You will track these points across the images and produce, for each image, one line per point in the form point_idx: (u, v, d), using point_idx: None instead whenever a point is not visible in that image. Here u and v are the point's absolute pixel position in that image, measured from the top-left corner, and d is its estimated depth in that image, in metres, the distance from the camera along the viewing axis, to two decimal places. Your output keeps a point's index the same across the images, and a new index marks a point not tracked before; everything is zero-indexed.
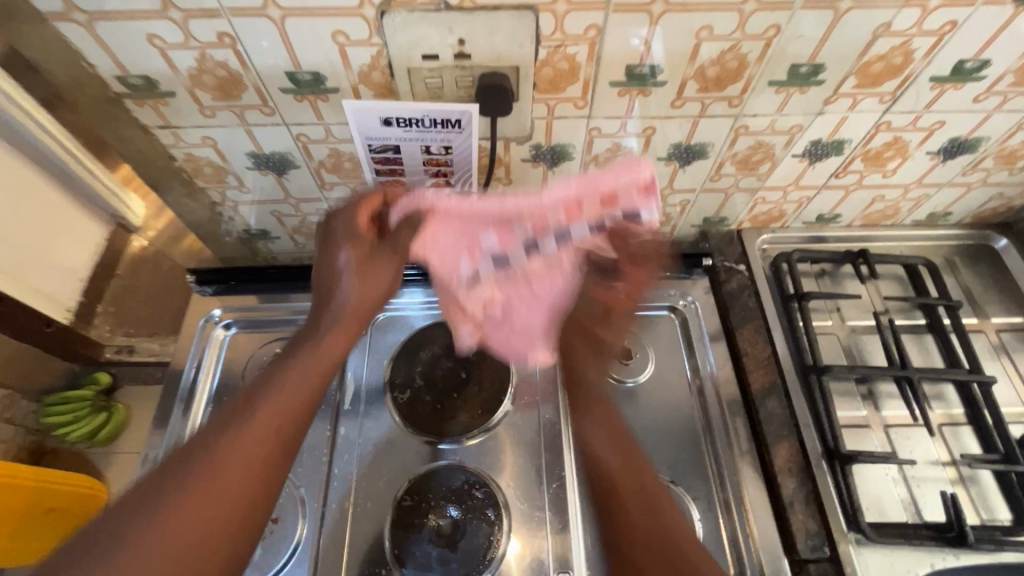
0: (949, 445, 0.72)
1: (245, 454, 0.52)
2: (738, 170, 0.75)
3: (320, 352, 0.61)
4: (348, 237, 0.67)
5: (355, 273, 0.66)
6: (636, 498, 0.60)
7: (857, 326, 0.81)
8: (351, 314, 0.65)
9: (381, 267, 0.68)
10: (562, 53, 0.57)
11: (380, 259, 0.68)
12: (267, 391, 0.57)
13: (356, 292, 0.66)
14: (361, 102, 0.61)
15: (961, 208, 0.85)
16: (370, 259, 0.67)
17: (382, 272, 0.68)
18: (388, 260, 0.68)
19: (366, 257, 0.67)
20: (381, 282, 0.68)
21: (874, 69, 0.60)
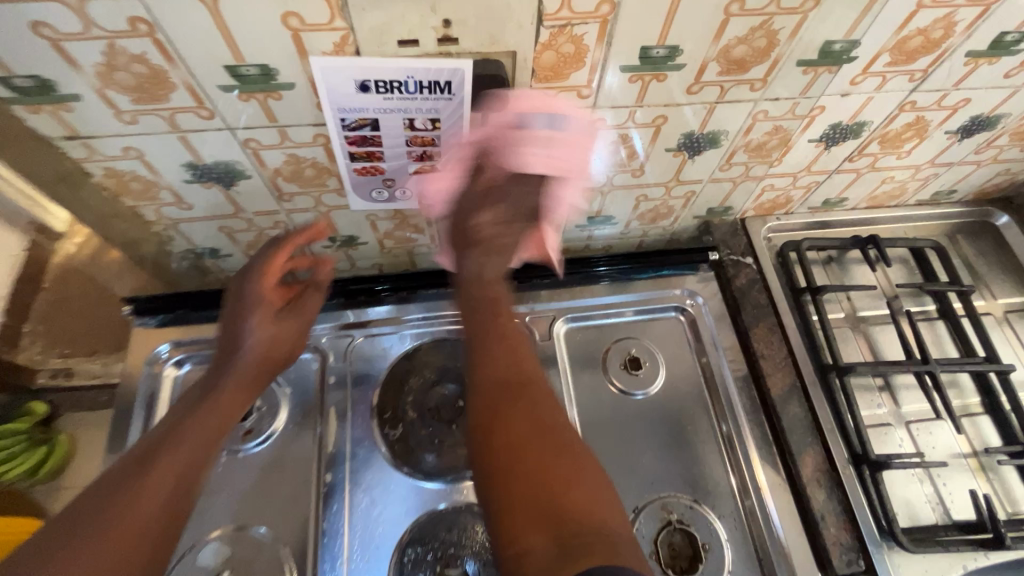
0: (970, 436, 0.69)
1: (150, 491, 0.50)
2: (751, 157, 0.68)
3: (224, 413, 0.59)
4: (253, 304, 0.64)
5: (259, 350, 0.63)
6: (540, 462, 0.51)
7: (868, 317, 0.77)
8: (247, 388, 0.62)
9: (287, 342, 0.66)
10: (567, 35, 0.47)
11: (286, 331, 0.66)
12: (175, 435, 0.55)
13: (261, 347, 0.63)
14: (329, 59, 0.46)
15: (965, 186, 0.81)
16: (275, 332, 0.65)
17: (289, 344, 0.66)
18: (294, 333, 0.66)
19: (276, 328, 0.65)
20: (281, 350, 0.65)
21: (911, 44, 0.54)
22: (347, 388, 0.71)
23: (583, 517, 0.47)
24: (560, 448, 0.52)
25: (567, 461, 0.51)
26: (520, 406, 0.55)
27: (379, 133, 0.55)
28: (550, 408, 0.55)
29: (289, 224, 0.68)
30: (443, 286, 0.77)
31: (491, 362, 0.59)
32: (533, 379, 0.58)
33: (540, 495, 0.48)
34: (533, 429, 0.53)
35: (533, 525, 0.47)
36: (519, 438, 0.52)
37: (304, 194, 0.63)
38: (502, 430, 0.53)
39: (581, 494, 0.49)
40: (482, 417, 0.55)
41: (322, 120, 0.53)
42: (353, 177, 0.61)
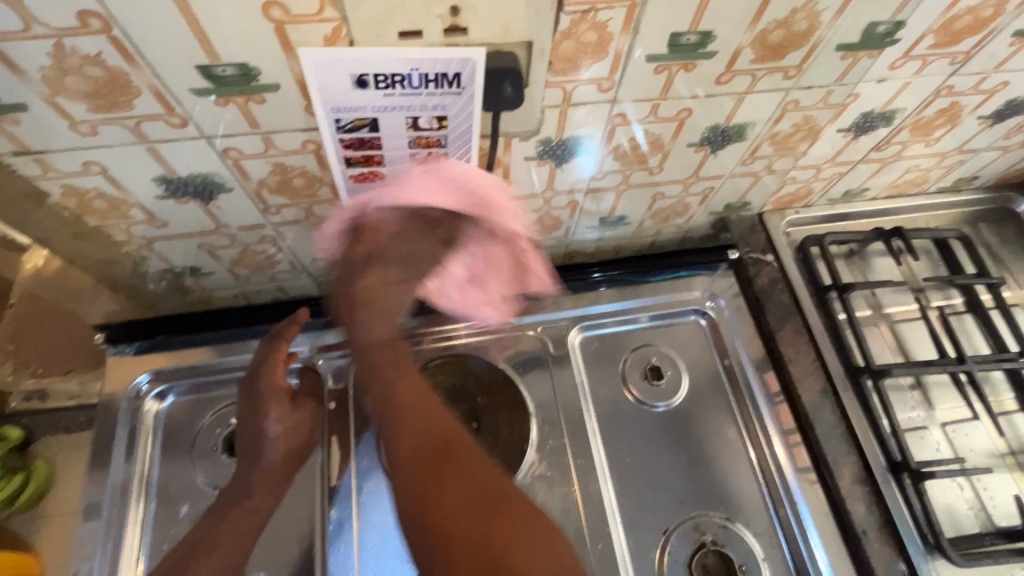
0: (1007, 436, 0.66)
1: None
2: (776, 150, 0.63)
3: (252, 512, 0.58)
4: (263, 403, 0.60)
5: (272, 455, 0.59)
6: (467, 522, 0.44)
7: (895, 313, 0.73)
8: (271, 484, 0.59)
9: (301, 437, 0.61)
10: (591, 21, 0.42)
11: (299, 429, 0.61)
12: (212, 535, 0.56)
13: (281, 441, 0.60)
14: (321, 50, 0.40)
15: (988, 172, 0.78)
16: (282, 432, 0.60)
17: (300, 443, 0.61)
18: (302, 431, 0.62)
19: (288, 427, 0.60)
20: (287, 448, 0.60)
21: (959, 24, 0.49)
22: (349, 415, 0.65)
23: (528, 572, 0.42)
24: (487, 498, 0.46)
25: (500, 508, 0.45)
26: (434, 464, 0.47)
27: (378, 135, 0.48)
28: (468, 454, 0.49)
29: (276, 237, 0.62)
30: None
31: (393, 413, 0.51)
32: (442, 421, 0.51)
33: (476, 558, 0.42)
34: (453, 479, 0.46)
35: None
36: (440, 494, 0.46)
37: (292, 205, 0.57)
38: (419, 498, 0.46)
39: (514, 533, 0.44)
40: (400, 485, 0.48)
41: (313, 121, 0.46)
42: (349, 184, 0.54)
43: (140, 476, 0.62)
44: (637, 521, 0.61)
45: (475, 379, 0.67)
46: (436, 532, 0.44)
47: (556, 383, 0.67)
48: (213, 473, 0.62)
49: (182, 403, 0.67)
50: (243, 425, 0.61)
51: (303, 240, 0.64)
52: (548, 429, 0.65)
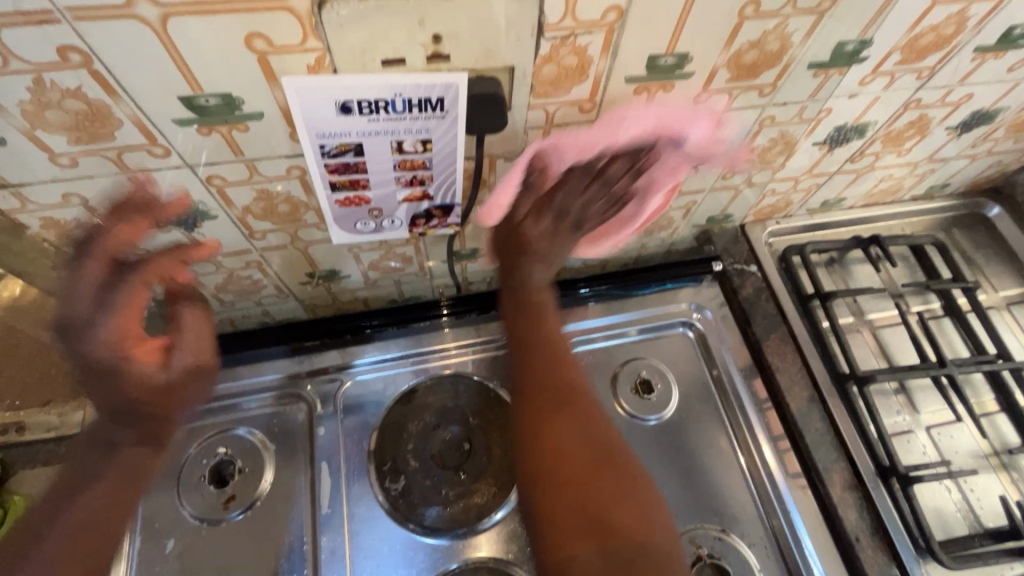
0: (990, 437, 0.67)
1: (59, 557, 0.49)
2: (754, 164, 0.64)
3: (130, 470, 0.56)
4: (117, 366, 0.53)
5: (148, 417, 0.56)
6: (583, 473, 0.50)
7: (876, 319, 0.75)
8: (147, 448, 0.57)
9: (173, 395, 0.58)
10: (570, 46, 0.43)
11: (171, 387, 0.57)
12: (81, 494, 0.53)
13: (154, 395, 0.56)
14: (304, 78, 0.40)
15: (959, 179, 0.81)
16: (146, 390, 0.55)
17: (176, 402, 0.58)
18: (172, 388, 0.57)
19: (154, 384, 0.56)
20: (161, 409, 0.57)
21: (922, 41, 0.51)
22: (340, 440, 0.64)
23: (626, 533, 0.47)
24: (608, 461, 0.52)
25: (616, 476, 0.51)
26: (564, 417, 0.54)
27: (363, 159, 0.48)
28: (596, 419, 0.55)
29: (262, 262, 0.62)
30: (434, 317, 0.71)
31: (536, 371, 0.57)
32: (576, 388, 0.57)
33: (583, 506, 0.48)
34: (582, 434, 0.53)
35: (580, 538, 0.47)
36: (565, 441, 0.52)
37: (277, 229, 0.57)
38: (544, 438, 0.52)
39: (613, 501, 0.49)
40: (531, 422, 0.54)
41: (297, 147, 0.46)
42: (335, 209, 0.54)
43: None
44: None
45: (466, 399, 0.67)
46: (553, 474, 0.50)
47: None
48: (201, 505, 0.61)
49: None
50: (92, 384, 0.54)
51: (289, 264, 0.63)
52: None
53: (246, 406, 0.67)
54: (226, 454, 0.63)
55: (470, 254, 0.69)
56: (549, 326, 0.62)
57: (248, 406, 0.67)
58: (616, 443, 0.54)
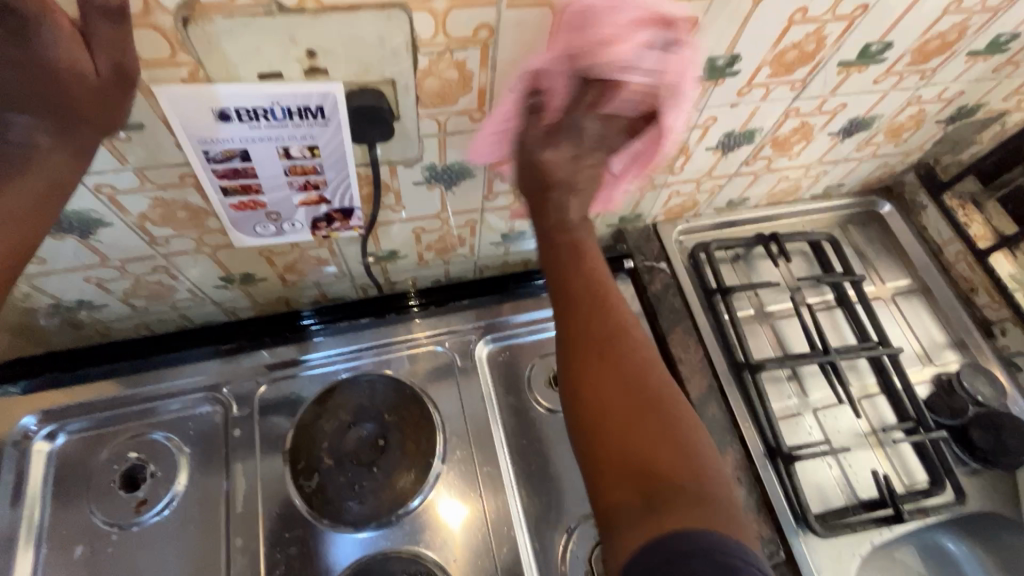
0: (869, 417, 0.74)
1: (31, 203, 0.40)
2: (654, 167, 0.68)
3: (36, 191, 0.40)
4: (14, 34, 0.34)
5: (73, 121, 0.39)
6: (631, 424, 0.44)
7: (775, 312, 0.80)
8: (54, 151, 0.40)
9: (81, 100, 0.38)
10: (447, 61, 0.45)
11: (106, 97, 0.38)
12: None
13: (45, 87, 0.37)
14: (177, 88, 0.41)
15: (852, 179, 0.87)
16: (98, 94, 0.38)
17: (112, 110, 0.40)
18: (102, 96, 0.38)
19: (68, 83, 0.37)
20: (87, 113, 0.39)
21: (788, 57, 0.56)
22: (257, 441, 0.66)
23: (669, 474, 0.42)
24: (661, 420, 0.45)
25: (669, 433, 0.44)
26: (605, 361, 0.48)
27: (251, 165, 0.49)
28: (641, 362, 0.49)
29: (171, 268, 0.62)
30: (355, 318, 0.74)
31: (581, 344, 0.49)
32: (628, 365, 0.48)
33: (616, 449, 0.44)
34: (627, 397, 0.46)
35: (620, 485, 0.42)
36: (617, 406, 0.46)
37: (180, 235, 0.57)
38: (586, 384, 0.47)
39: (661, 442, 0.44)
40: (569, 365, 0.49)
41: (181, 154, 0.47)
42: (231, 213, 0.54)
43: (27, 518, 0.60)
44: (541, 518, 0.65)
45: (382, 398, 0.69)
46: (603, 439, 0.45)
47: (463, 396, 0.71)
48: (112, 510, 0.61)
49: (75, 441, 0.65)
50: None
51: (200, 269, 0.63)
52: (456, 440, 0.68)
53: (161, 409, 0.67)
54: (137, 459, 0.64)
55: (388, 255, 0.71)
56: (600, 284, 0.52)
57: (163, 410, 0.67)
58: (669, 397, 0.47)
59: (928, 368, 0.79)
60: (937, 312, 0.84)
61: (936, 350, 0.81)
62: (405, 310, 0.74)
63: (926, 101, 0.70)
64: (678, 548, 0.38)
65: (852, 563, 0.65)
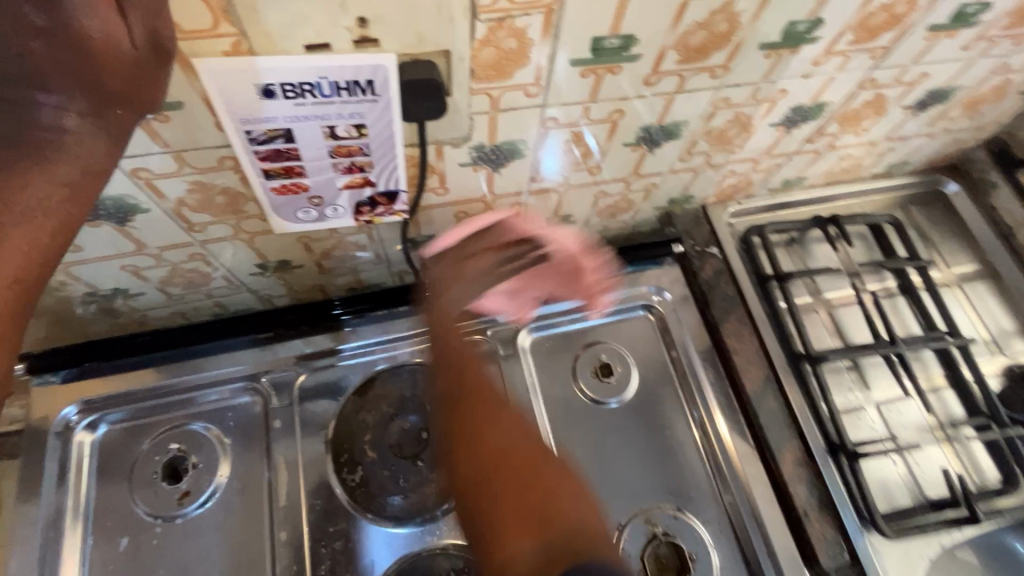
0: (937, 411, 0.69)
1: (63, 193, 0.36)
2: (712, 145, 0.63)
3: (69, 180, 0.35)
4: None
5: (107, 101, 0.35)
6: (524, 476, 0.48)
7: (834, 299, 0.76)
8: (86, 137, 0.35)
9: (115, 74, 0.33)
10: (507, 28, 0.41)
11: (142, 72, 0.34)
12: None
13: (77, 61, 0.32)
14: (219, 61, 0.38)
15: (917, 156, 0.81)
16: (133, 67, 0.33)
17: (149, 87, 0.35)
18: (138, 70, 0.34)
19: (101, 54, 0.32)
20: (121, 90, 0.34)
21: (874, 20, 0.50)
22: (297, 432, 0.64)
23: (563, 516, 0.45)
24: (552, 475, 0.48)
25: (546, 488, 0.47)
26: (489, 416, 0.52)
27: (295, 146, 0.46)
28: (511, 416, 0.53)
29: (207, 255, 0.59)
30: (393, 307, 0.70)
31: (481, 418, 0.52)
32: (509, 432, 0.51)
33: (512, 504, 0.46)
34: (515, 455, 0.49)
35: (520, 534, 0.44)
36: (507, 467, 0.49)
37: (217, 221, 0.54)
38: (479, 441, 0.51)
39: (547, 488, 0.47)
40: (460, 421, 0.53)
41: (222, 135, 0.44)
42: (272, 198, 0.52)
43: (71, 508, 0.59)
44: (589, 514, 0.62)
45: (423, 388, 0.67)
46: (505, 499, 0.47)
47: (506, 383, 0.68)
48: (155, 502, 0.60)
49: (116, 431, 0.64)
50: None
51: (236, 256, 0.61)
52: None
53: (200, 400, 0.66)
54: (179, 450, 0.62)
55: (427, 241, 0.68)
56: (476, 366, 0.57)
57: (202, 401, 0.65)
58: (544, 451, 0.51)
59: (999, 359, 0.74)
60: (1008, 300, 0.79)
61: (1006, 340, 0.76)
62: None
63: (1013, 70, 0.64)
64: None
65: (920, 566, 0.61)
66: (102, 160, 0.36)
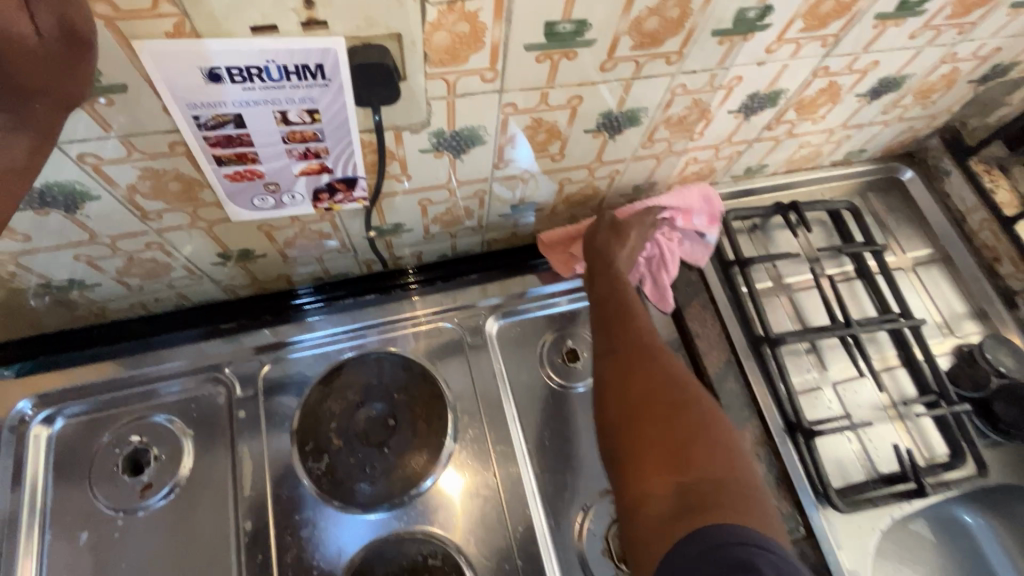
0: (890, 390, 0.72)
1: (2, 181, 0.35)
2: (673, 131, 0.64)
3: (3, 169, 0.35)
4: None
5: (24, 94, 0.33)
6: (659, 444, 0.53)
7: (793, 284, 0.78)
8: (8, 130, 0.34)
9: (29, 71, 0.32)
10: (458, 12, 0.41)
11: (63, 66, 0.33)
12: None
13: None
14: (160, 42, 0.37)
15: (875, 144, 0.83)
16: (51, 63, 0.32)
17: (73, 79, 0.34)
18: (57, 65, 0.33)
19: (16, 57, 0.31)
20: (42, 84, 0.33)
21: (822, 9, 0.52)
22: (262, 422, 0.64)
23: (704, 475, 0.50)
24: (692, 440, 0.53)
25: (689, 437, 0.53)
26: (643, 371, 0.60)
27: (246, 131, 0.45)
28: (663, 356, 0.61)
29: (166, 244, 0.59)
30: (358, 295, 0.72)
31: (623, 367, 0.61)
32: (667, 376, 0.59)
33: (653, 440, 0.54)
34: (661, 415, 0.56)
35: (655, 476, 0.52)
36: (653, 414, 0.56)
37: (172, 209, 0.53)
38: (633, 387, 0.58)
39: (699, 457, 0.52)
40: (611, 380, 0.60)
41: (168, 120, 0.43)
42: (226, 184, 0.51)
43: (27, 503, 0.58)
44: (554, 496, 0.63)
45: (390, 376, 0.66)
46: (644, 418, 0.56)
47: (473, 371, 0.69)
48: (116, 495, 0.59)
49: (73, 425, 0.62)
50: None
51: (197, 245, 0.60)
52: (468, 418, 0.66)
53: (161, 392, 0.65)
54: (139, 442, 0.62)
55: (393, 229, 0.68)
56: (637, 326, 0.64)
57: (163, 392, 0.65)
58: (694, 399, 0.57)
59: (949, 340, 0.77)
60: (960, 284, 0.82)
61: (957, 321, 0.79)
62: (406, 290, 0.73)
63: (960, 58, 0.66)
64: (713, 539, 0.44)
65: (871, 537, 0.64)
66: (24, 159, 0.36)
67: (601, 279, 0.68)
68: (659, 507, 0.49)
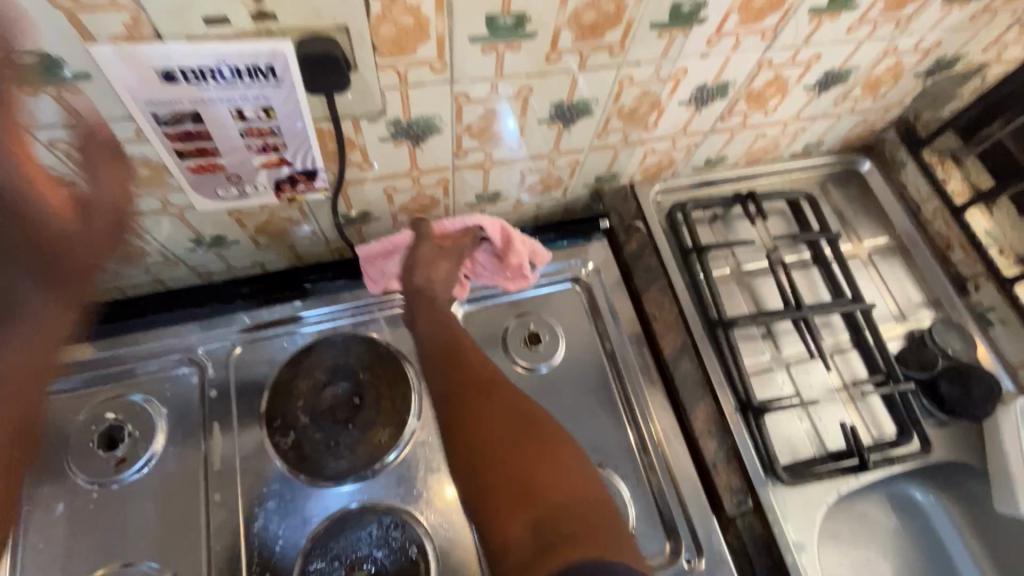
0: (841, 371, 0.75)
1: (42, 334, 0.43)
2: (626, 123, 0.67)
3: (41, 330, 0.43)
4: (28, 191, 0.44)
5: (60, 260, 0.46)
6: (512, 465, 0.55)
7: (751, 270, 0.81)
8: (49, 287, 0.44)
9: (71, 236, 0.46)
10: (401, 5, 0.44)
11: (99, 232, 0.49)
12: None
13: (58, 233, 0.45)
14: (117, 45, 0.41)
15: (832, 136, 0.86)
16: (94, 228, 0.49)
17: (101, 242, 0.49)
18: (97, 231, 0.49)
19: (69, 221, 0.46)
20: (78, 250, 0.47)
21: (756, 3, 0.55)
22: (233, 400, 0.67)
23: (552, 499, 0.53)
24: (538, 454, 0.56)
25: (532, 458, 0.56)
26: (487, 403, 0.61)
27: (203, 127, 0.49)
28: (507, 390, 0.62)
29: (140, 229, 0.61)
30: (333, 279, 0.74)
31: (465, 404, 0.61)
32: (508, 404, 0.60)
33: (512, 483, 0.54)
34: (508, 457, 0.56)
35: (511, 518, 0.52)
36: (502, 453, 0.56)
37: (142, 195, 0.56)
38: (473, 426, 0.59)
39: (545, 475, 0.54)
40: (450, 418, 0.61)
41: (131, 115, 0.47)
42: (190, 176, 0.54)
43: None
44: None
45: (357, 356, 0.69)
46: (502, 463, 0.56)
47: None
48: (92, 469, 0.62)
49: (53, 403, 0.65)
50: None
51: (169, 231, 0.63)
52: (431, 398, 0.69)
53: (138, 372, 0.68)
54: (116, 419, 0.64)
55: (360, 217, 0.71)
56: (476, 357, 0.65)
57: (139, 372, 0.67)
58: (537, 417, 0.60)
59: (902, 325, 0.80)
60: (916, 272, 0.85)
61: (911, 308, 0.82)
62: None
63: (902, 52, 0.69)
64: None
65: (818, 510, 0.67)
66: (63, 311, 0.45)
67: (425, 317, 0.68)
68: (518, 548, 0.51)
